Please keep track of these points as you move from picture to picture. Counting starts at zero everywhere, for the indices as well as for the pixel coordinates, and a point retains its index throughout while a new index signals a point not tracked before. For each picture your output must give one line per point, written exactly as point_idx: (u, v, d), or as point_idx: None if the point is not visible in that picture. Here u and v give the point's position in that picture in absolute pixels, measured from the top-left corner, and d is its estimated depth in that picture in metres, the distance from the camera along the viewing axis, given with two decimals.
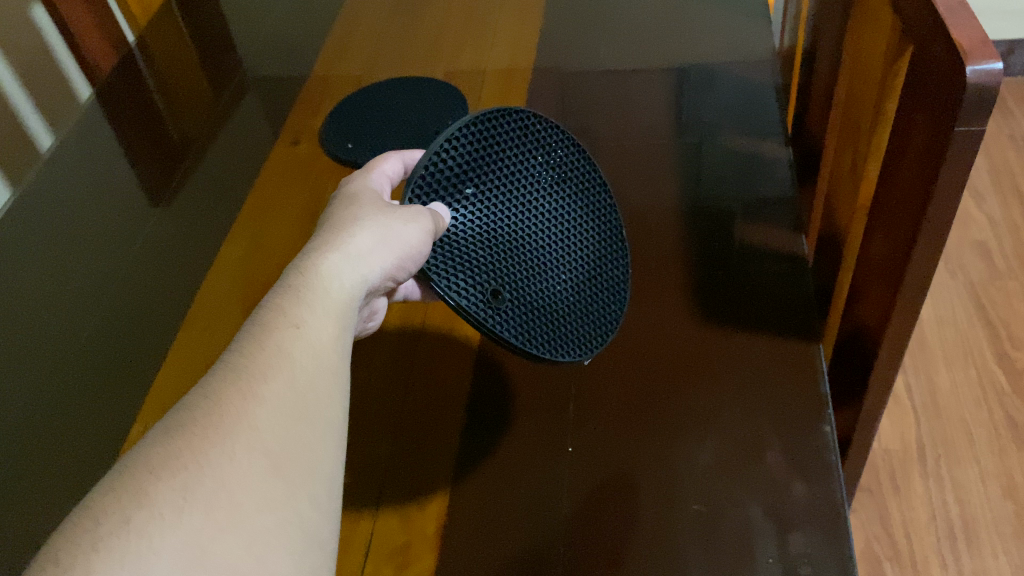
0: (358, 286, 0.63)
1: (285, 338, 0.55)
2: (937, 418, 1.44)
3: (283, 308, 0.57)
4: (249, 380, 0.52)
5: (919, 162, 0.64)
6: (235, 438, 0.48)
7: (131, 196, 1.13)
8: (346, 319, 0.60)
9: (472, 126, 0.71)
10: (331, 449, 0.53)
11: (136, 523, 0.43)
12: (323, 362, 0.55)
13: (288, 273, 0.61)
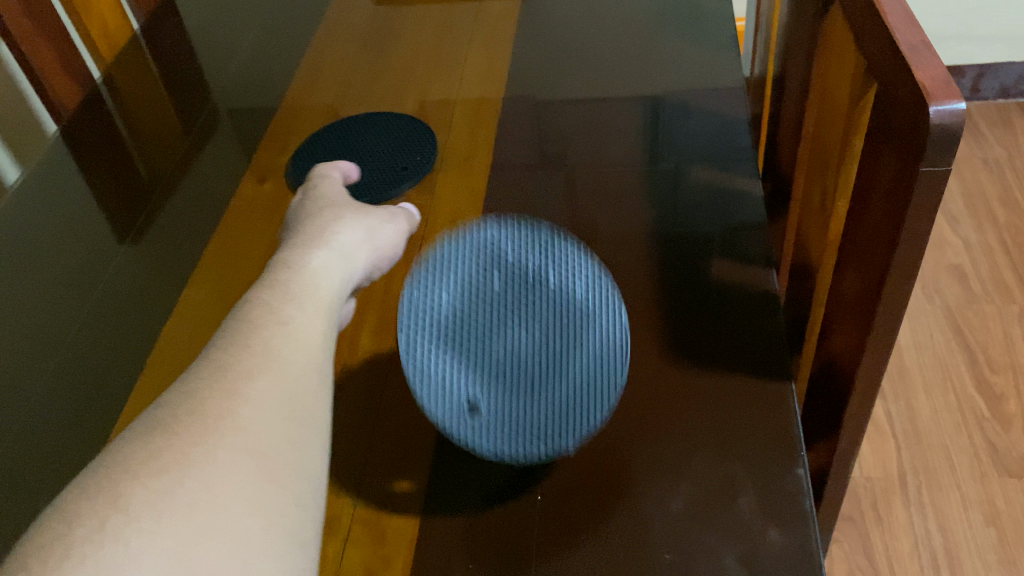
0: (344, 277, 0.65)
1: (274, 333, 0.55)
2: (918, 445, 1.43)
3: (271, 305, 0.57)
4: (233, 379, 0.50)
5: (886, 199, 0.63)
6: (220, 438, 0.46)
7: (96, 230, 1.10)
8: (331, 310, 0.61)
9: (458, 291, 0.69)
10: (313, 451, 0.51)
11: (112, 528, 0.39)
12: (309, 357, 0.55)
13: (272, 270, 0.62)
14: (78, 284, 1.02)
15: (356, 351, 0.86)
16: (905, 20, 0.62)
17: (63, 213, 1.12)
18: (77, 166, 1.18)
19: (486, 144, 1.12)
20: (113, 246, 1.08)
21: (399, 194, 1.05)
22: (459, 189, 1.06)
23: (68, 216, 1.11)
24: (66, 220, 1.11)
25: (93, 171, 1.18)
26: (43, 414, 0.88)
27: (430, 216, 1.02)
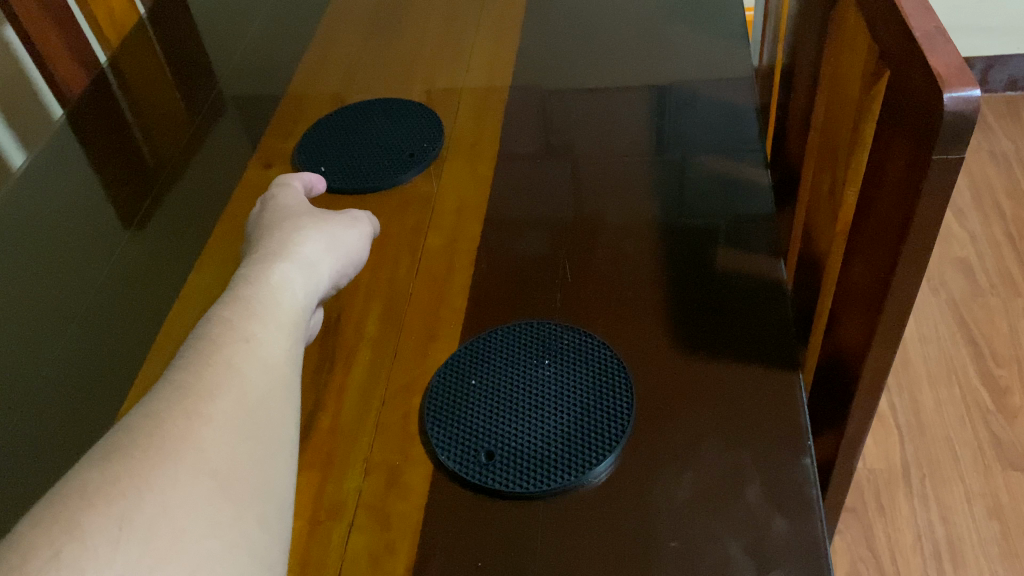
0: (305, 290, 0.70)
1: (238, 351, 0.59)
2: (921, 438, 1.43)
3: (233, 323, 0.62)
4: (195, 401, 0.54)
5: (897, 187, 0.62)
6: (180, 461, 0.49)
7: (102, 215, 1.10)
8: (294, 323, 0.66)
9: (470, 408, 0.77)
10: (274, 468, 0.56)
11: (67, 558, 0.41)
12: (272, 373, 0.60)
13: (235, 286, 0.67)
14: (83, 272, 1.02)
15: (362, 337, 0.86)
16: (920, 8, 0.61)
17: (69, 198, 1.12)
18: (84, 152, 1.18)
19: (492, 133, 1.12)
20: (118, 232, 1.07)
21: (400, 179, 1.05)
22: (466, 177, 1.05)
23: (75, 203, 1.11)
24: (72, 205, 1.11)
25: (100, 160, 1.17)
26: (48, 400, 0.88)
27: (437, 202, 1.02)
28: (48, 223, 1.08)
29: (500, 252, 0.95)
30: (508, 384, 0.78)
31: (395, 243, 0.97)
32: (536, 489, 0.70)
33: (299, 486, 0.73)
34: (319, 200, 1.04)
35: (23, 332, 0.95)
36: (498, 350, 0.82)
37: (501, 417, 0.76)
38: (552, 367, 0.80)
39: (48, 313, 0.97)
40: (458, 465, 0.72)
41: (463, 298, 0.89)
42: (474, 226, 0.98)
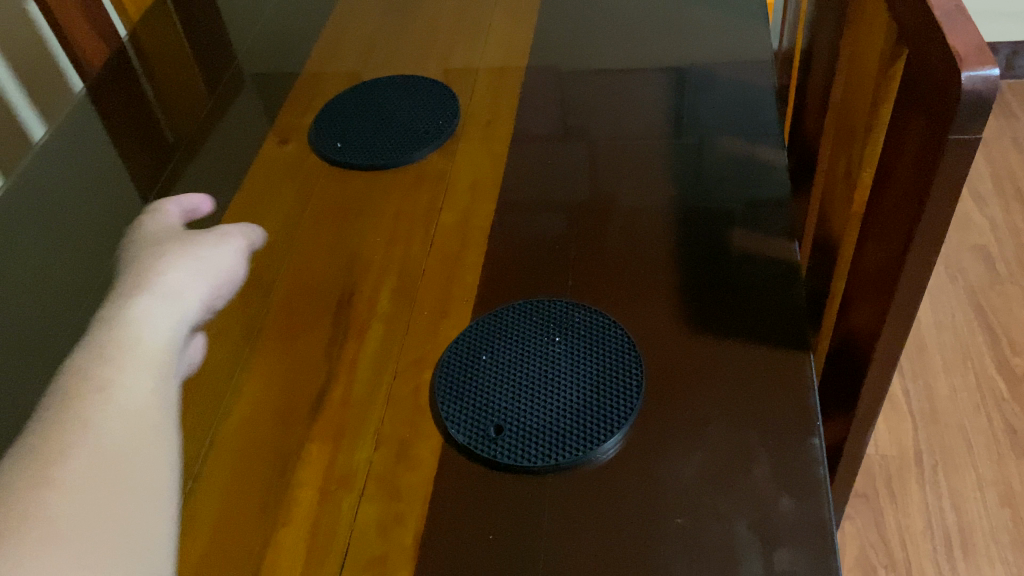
0: (169, 329, 0.62)
1: (95, 403, 0.51)
2: (934, 425, 1.42)
3: (86, 371, 0.54)
4: (46, 464, 0.46)
5: (913, 167, 0.62)
6: (28, 538, 0.42)
7: (120, 185, 1.10)
8: (158, 366, 0.58)
9: (481, 382, 0.78)
10: (149, 530, 0.48)
11: None
12: (139, 423, 0.53)
13: (85, 337, 0.58)
14: (102, 244, 1.02)
15: (375, 312, 0.87)
16: None
17: (88, 169, 1.13)
18: (104, 125, 1.19)
19: (508, 111, 1.12)
20: (136, 204, 1.07)
21: (415, 156, 1.05)
22: (482, 155, 1.05)
23: (95, 177, 1.12)
24: (91, 176, 1.12)
25: (120, 135, 1.18)
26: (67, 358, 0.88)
27: (451, 180, 1.02)
28: (67, 194, 1.09)
29: (514, 230, 0.95)
30: (518, 360, 0.79)
31: (409, 220, 0.97)
32: (543, 463, 0.70)
33: (310, 457, 0.74)
34: (335, 177, 1.05)
35: (41, 305, 0.96)
36: (510, 326, 0.83)
37: (510, 391, 0.76)
38: (562, 344, 0.80)
39: (66, 280, 0.98)
40: (467, 438, 0.73)
41: (475, 275, 0.90)
42: (488, 204, 0.99)
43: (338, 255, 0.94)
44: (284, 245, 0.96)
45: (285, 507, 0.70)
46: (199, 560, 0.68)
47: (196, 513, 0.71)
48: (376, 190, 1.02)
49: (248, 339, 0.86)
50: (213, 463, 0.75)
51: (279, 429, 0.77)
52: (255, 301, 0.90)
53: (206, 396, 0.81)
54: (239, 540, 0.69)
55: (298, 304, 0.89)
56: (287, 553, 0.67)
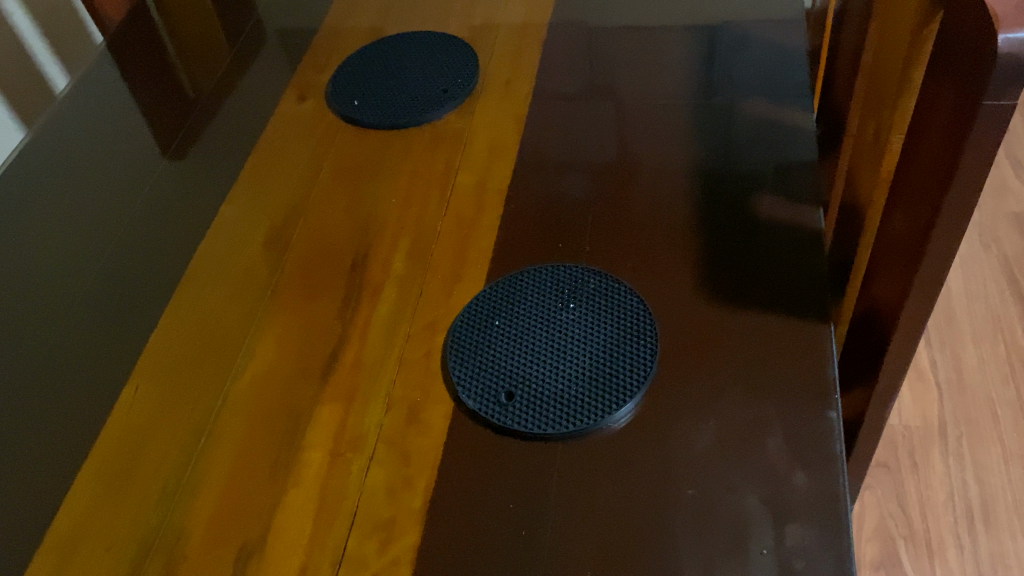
0: None
1: None
2: (961, 396, 1.39)
3: None
4: None
5: (944, 131, 0.60)
6: None
7: (139, 139, 1.10)
8: None
9: (493, 347, 0.77)
10: None
11: None
12: None
13: None
14: (119, 199, 1.01)
15: (389, 275, 0.86)
16: None
17: (109, 125, 1.12)
18: (125, 82, 1.19)
19: (530, 70, 1.09)
20: (155, 159, 1.06)
21: (432, 115, 1.03)
22: (502, 114, 1.03)
23: (115, 133, 1.11)
24: (112, 131, 1.11)
25: (141, 91, 1.17)
26: (85, 313, 0.88)
27: (469, 139, 1.00)
28: (87, 149, 1.09)
29: (531, 193, 0.93)
30: (531, 327, 0.78)
31: (425, 181, 0.96)
32: (554, 430, 0.69)
33: (320, 419, 0.74)
34: (352, 135, 1.04)
35: (58, 260, 0.95)
36: (524, 290, 0.81)
37: (522, 358, 0.75)
38: (577, 311, 0.79)
39: (85, 232, 0.98)
40: (478, 404, 0.73)
41: (491, 238, 0.88)
42: (506, 165, 0.97)
43: (354, 215, 0.93)
44: (300, 205, 0.95)
45: (294, 469, 0.71)
46: (209, 520, 0.68)
47: (208, 474, 0.71)
48: (393, 149, 1.01)
49: (262, 299, 0.85)
50: (225, 423, 0.75)
51: (291, 391, 0.76)
52: (271, 261, 0.89)
53: (220, 356, 0.81)
54: (248, 500, 0.69)
55: (312, 265, 0.88)
56: (295, 515, 0.67)
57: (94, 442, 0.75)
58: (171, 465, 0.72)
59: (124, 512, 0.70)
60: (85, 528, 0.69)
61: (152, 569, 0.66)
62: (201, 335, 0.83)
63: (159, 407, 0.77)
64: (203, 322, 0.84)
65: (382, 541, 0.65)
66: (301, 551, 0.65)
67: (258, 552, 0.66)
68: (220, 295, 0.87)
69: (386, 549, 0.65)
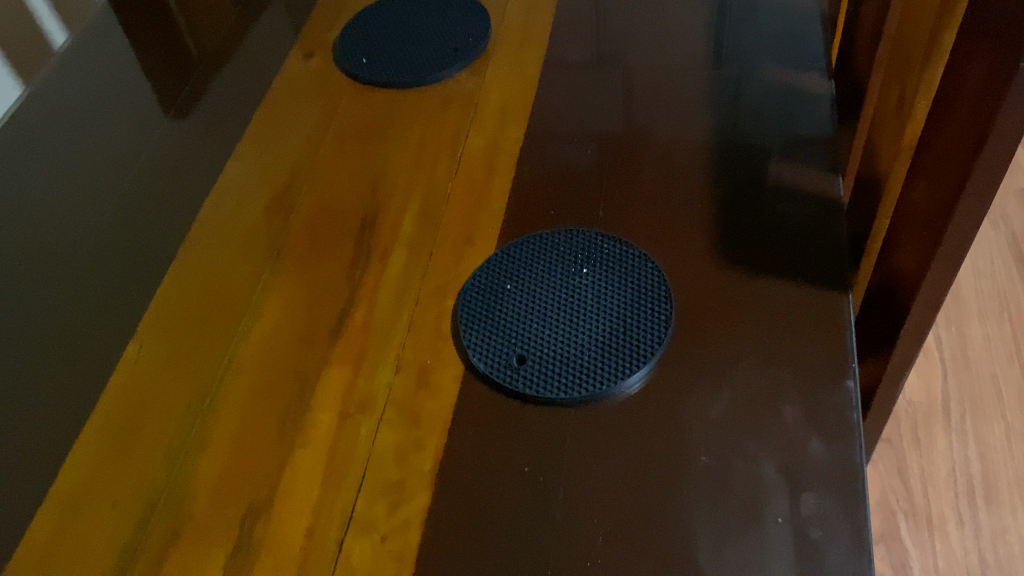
0: None
1: None
2: (966, 372, 1.25)
3: None
4: None
5: (978, 95, 0.58)
6: None
7: (143, 96, 1.07)
8: None
9: (505, 311, 0.76)
10: None
11: None
12: None
13: None
14: (123, 156, 0.99)
15: (397, 237, 0.84)
16: None
17: (113, 81, 1.10)
18: (128, 38, 1.16)
19: (543, 31, 1.07)
20: (158, 118, 1.04)
21: (443, 76, 1.01)
22: (513, 77, 1.01)
23: (117, 91, 1.08)
24: (116, 88, 1.09)
25: (145, 48, 1.15)
26: (88, 272, 0.87)
27: (480, 102, 0.98)
28: (90, 106, 1.07)
29: (543, 155, 0.91)
30: (544, 292, 0.77)
31: (434, 143, 0.94)
32: (566, 395, 0.68)
33: (329, 381, 0.73)
34: (360, 95, 1.01)
35: (60, 217, 0.93)
36: (537, 254, 0.80)
37: (534, 322, 0.74)
38: (590, 277, 0.77)
39: (87, 190, 0.96)
40: (489, 367, 0.71)
41: (502, 202, 0.87)
42: (518, 128, 0.95)
43: (362, 176, 0.91)
44: (307, 166, 0.93)
45: (302, 430, 0.70)
46: (215, 481, 0.67)
47: (213, 435, 0.70)
48: (401, 110, 0.98)
49: (268, 260, 0.84)
50: (232, 383, 0.74)
51: (298, 352, 0.75)
52: (277, 222, 0.88)
53: (225, 316, 0.79)
54: (256, 461, 0.68)
55: (319, 226, 0.86)
56: (304, 476, 0.67)
57: (98, 400, 0.74)
58: (177, 424, 0.71)
59: (128, 471, 0.69)
60: (89, 487, 0.68)
61: (157, 529, 0.65)
62: (206, 294, 0.81)
63: (164, 366, 0.76)
64: (208, 281, 0.83)
65: (391, 503, 0.65)
66: (309, 512, 0.65)
67: (266, 512, 0.65)
68: (226, 255, 0.85)
69: (395, 511, 0.64)
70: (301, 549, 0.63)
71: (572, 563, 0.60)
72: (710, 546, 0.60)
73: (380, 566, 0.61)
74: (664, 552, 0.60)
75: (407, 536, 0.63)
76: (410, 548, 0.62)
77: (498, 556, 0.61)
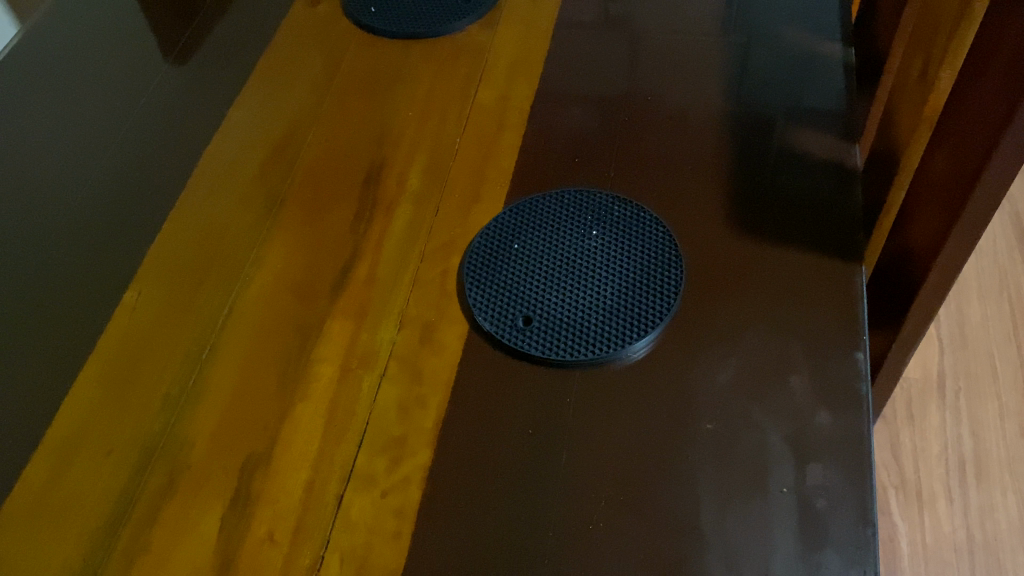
0: None
1: None
2: (963, 350, 1.13)
3: None
4: None
5: (1009, 65, 0.57)
6: None
7: (143, 39, 1.04)
8: None
9: (512, 271, 0.75)
10: None
11: None
12: None
13: None
14: (123, 98, 0.97)
15: (403, 191, 0.82)
16: None
17: (112, 22, 1.07)
18: None
19: None
20: (159, 62, 1.01)
21: (453, 28, 0.98)
22: (525, 31, 0.98)
23: (119, 31, 1.06)
24: (116, 29, 1.06)
25: None
26: (87, 215, 0.85)
27: (491, 55, 0.95)
28: (90, 46, 1.04)
29: (553, 113, 0.89)
30: (552, 253, 0.76)
31: (442, 96, 0.92)
32: (572, 358, 0.68)
33: (330, 334, 0.71)
34: (367, 44, 0.99)
35: (57, 159, 0.91)
36: (546, 214, 0.79)
37: (543, 284, 0.73)
38: (599, 240, 0.76)
39: (85, 132, 0.93)
40: (494, 327, 0.71)
41: (511, 159, 0.85)
42: (528, 84, 0.92)
43: (366, 128, 0.89)
44: (311, 115, 0.91)
45: (303, 382, 0.69)
46: (213, 430, 0.66)
47: (212, 383, 0.69)
48: (409, 61, 0.96)
49: (270, 209, 0.82)
50: (230, 334, 0.72)
51: (300, 304, 0.74)
52: (279, 170, 0.86)
53: (226, 264, 0.78)
54: (255, 412, 0.67)
55: (323, 177, 0.85)
56: (304, 429, 0.66)
57: (95, 344, 0.73)
58: (174, 373, 0.70)
59: (125, 417, 0.68)
60: (85, 432, 0.67)
61: (154, 477, 0.64)
62: (206, 242, 0.80)
63: (162, 313, 0.75)
64: (209, 228, 0.81)
65: (392, 459, 0.64)
66: (309, 466, 0.64)
67: (265, 464, 0.64)
68: (227, 204, 0.83)
69: (396, 467, 0.63)
70: (299, 502, 0.62)
71: (574, 526, 0.60)
72: (713, 512, 0.60)
73: (380, 522, 0.61)
74: (667, 516, 0.60)
75: (408, 493, 0.62)
76: (410, 504, 0.62)
77: (499, 516, 0.61)
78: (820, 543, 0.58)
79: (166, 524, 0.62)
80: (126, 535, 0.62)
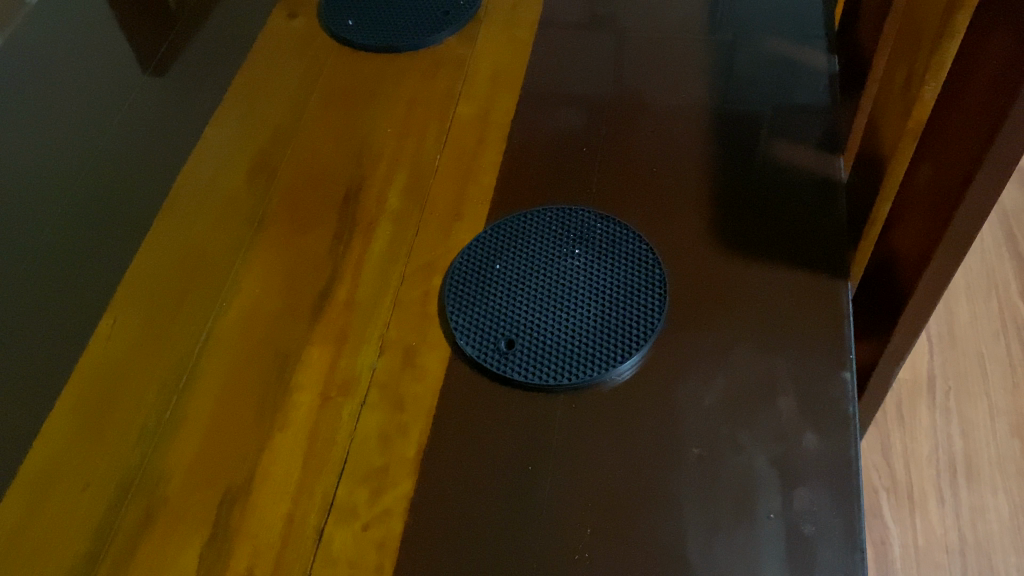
0: None
1: None
2: (951, 350, 1.11)
3: None
4: None
5: (994, 81, 0.56)
6: None
7: (118, 52, 1.02)
8: None
9: (494, 292, 0.73)
10: None
11: None
12: None
13: None
14: (99, 115, 0.95)
15: (383, 210, 0.81)
16: None
17: (87, 34, 1.05)
18: None
19: None
20: (134, 77, 0.99)
21: (432, 40, 0.97)
22: (506, 43, 0.97)
23: (93, 43, 1.04)
24: (90, 42, 1.04)
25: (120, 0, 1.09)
26: (63, 238, 0.83)
27: (471, 68, 0.94)
28: (63, 60, 1.02)
29: (535, 126, 0.88)
30: (534, 273, 0.75)
31: (423, 110, 0.90)
32: (555, 382, 0.67)
33: (310, 361, 0.70)
34: (346, 58, 0.97)
35: (31, 178, 0.89)
36: (528, 233, 0.78)
37: (525, 305, 0.72)
38: (582, 259, 0.75)
39: (59, 150, 0.91)
40: (476, 350, 0.69)
41: (492, 175, 0.84)
42: (510, 97, 0.91)
43: (346, 145, 0.88)
44: (290, 131, 0.90)
45: (282, 411, 0.67)
46: (191, 462, 0.65)
47: (190, 413, 0.68)
48: (389, 75, 0.95)
49: (248, 230, 0.81)
50: (208, 360, 0.71)
51: (279, 329, 0.73)
52: (258, 190, 0.84)
53: (204, 288, 0.77)
54: (234, 443, 0.66)
55: (302, 196, 0.83)
56: (284, 460, 0.65)
57: (71, 373, 0.72)
58: (152, 402, 0.69)
59: (102, 449, 0.66)
60: (61, 465, 0.66)
61: (131, 511, 0.63)
62: (184, 265, 0.79)
63: (139, 340, 0.73)
64: (186, 251, 0.80)
65: (374, 490, 0.63)
66: (289, 498, 0.63)
67: (244, 497, 0.63)
68: (204, 225, 0.82)
69: (378, 498, 0.62)
70: (279, 536, 0.61)
71: (559, 556, 0.59)
72: (700, 539, 0.59)
73: (361, 555, 0.60)
74: (654, 544, 0.59)
75: (390, 524, 0.61)
76: (392, 537, 0.60)
77: (483, 546, 0.60)
78: (809, 569, 0.57)
79: (143, 560, 0.61)
80: (102, 572, 0.60)
